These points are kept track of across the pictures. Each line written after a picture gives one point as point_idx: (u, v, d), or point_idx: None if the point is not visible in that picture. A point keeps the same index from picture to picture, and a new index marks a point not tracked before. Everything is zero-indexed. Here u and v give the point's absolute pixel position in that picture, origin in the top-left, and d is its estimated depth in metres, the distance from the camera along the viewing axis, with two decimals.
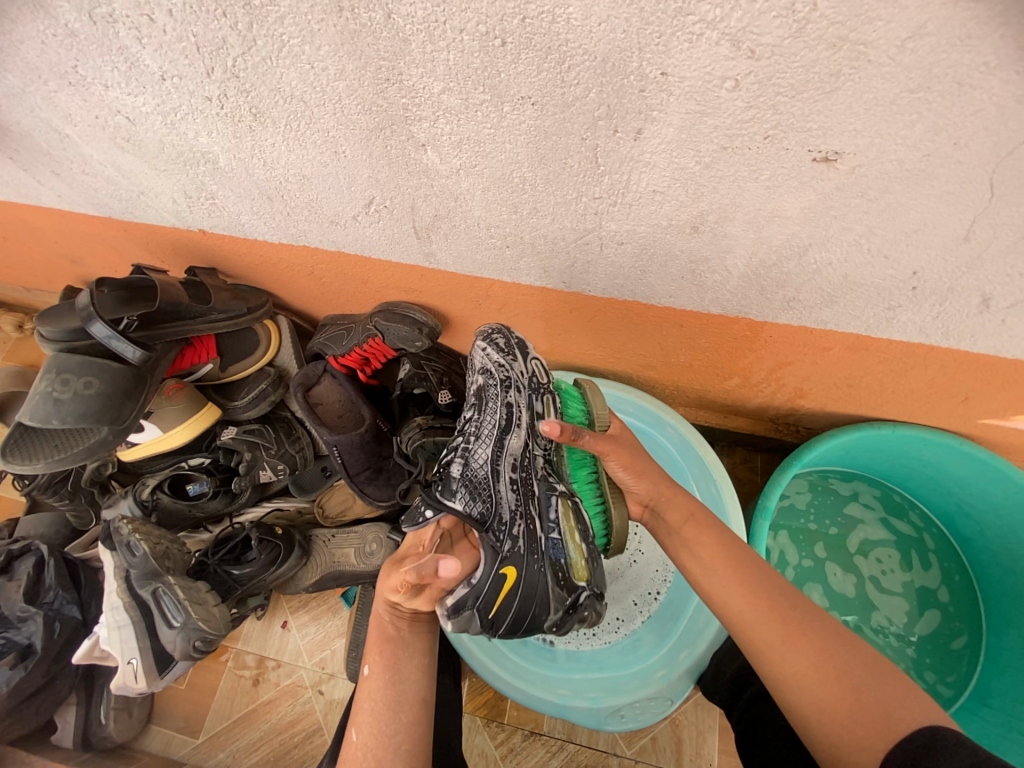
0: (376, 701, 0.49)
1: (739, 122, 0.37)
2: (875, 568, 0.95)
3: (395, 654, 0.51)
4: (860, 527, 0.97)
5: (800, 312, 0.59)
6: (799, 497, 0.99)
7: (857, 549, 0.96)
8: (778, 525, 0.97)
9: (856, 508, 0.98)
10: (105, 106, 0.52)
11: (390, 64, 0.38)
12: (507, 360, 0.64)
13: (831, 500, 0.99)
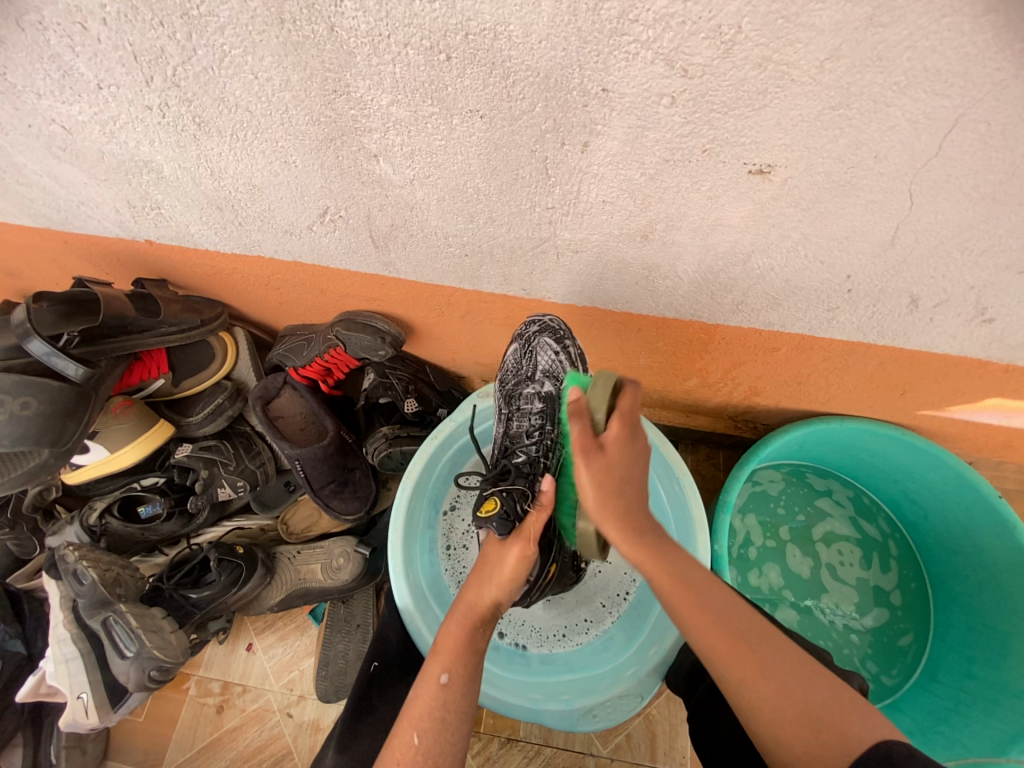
0: (448, 712, 0.48)
1: (679, 136, 0.39)
2: (835, 557, 0.98)
3: (472, 666, 0.52)
4: (825, 518, 1.01)
5: (749, 315, 0.62)
6: (772, 484, 1.03)
7: (820, 538, 0.99)
8: (746, 507, 1.01)
9: (825, 500, 1.02)
10: (37, 114, 0.50)
11: (337, 76, 0.38)
12: (578, 368, 0.70)
13: (801, 492, 1.02)
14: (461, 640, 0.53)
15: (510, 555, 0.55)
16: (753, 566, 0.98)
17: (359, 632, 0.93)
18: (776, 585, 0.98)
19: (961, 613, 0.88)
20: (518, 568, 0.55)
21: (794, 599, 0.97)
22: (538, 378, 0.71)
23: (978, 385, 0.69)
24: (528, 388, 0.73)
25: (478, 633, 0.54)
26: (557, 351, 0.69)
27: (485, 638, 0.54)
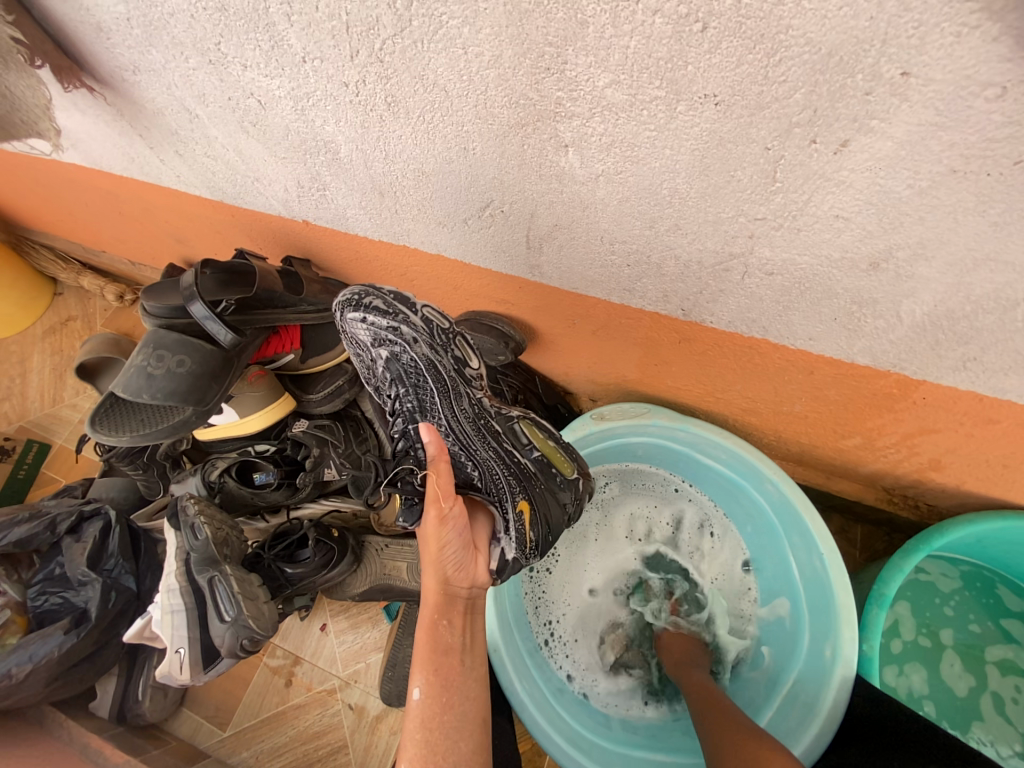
0: (430, 730, 0.51)
1: (990, 139, 0.29)
2: (1008, 690, 0.78)
3: (446, 671, 0.53)
4: (1007, 643, 0.81)
5: (977, 375, 0.49)
6: (941, 579, 0.85)
7: (995, 663, 0.80)
8: (900, 592, 0.84)
9: (1015, 623, 0.81)
10: (240, 88, 0.52)
11: (556, 51, 0.34)
12: (393, 320, 0.63)
13: (982, 600, 0.83)
14: (430, 643, 0.54)
15: (431, 516, 0.54)
16: (892, 661, 0.82)
17: None
18: (915, 691, 0.80)
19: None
20: (446, 530, 0.55)
21: (935, 715, 0.79)
22: (404, 338, 0.63)
23: None
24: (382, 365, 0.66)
25: (446, 626, 0.55)
26: (363, 314, 0.62)
27: (452, 629, 0.55)
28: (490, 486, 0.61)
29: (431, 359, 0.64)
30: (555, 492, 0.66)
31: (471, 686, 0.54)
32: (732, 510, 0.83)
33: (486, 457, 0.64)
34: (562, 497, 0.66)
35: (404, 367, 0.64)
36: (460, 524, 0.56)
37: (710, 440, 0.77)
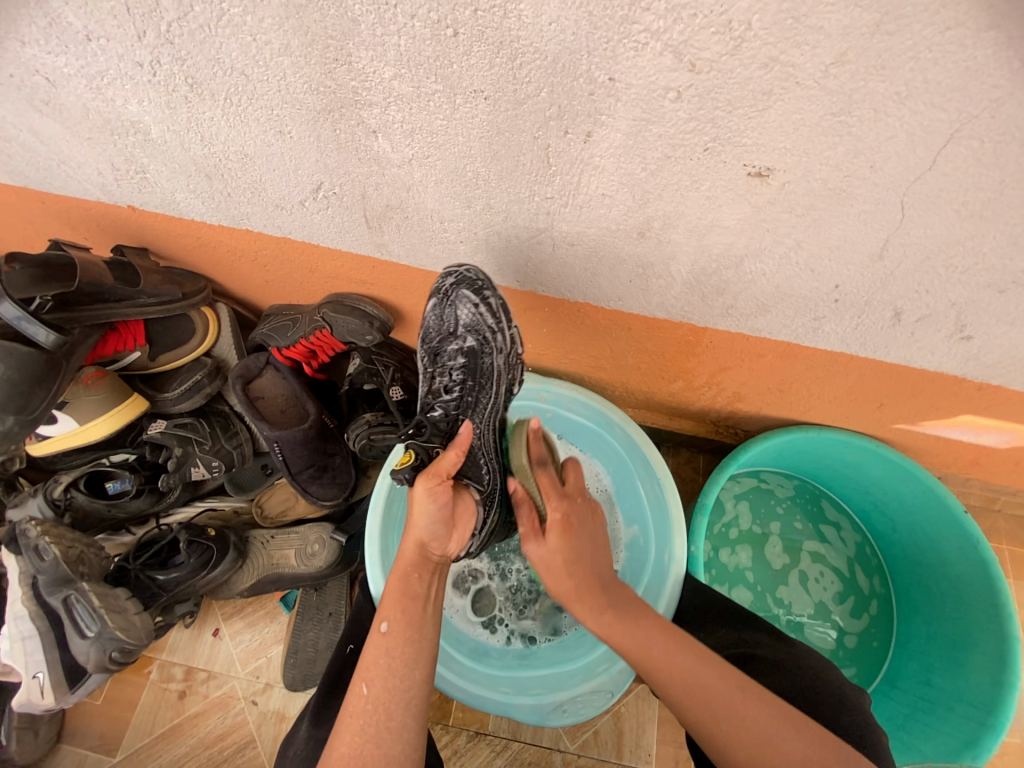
0: (393, 657, 0.51)
1: (682, 133, 0.39)
2: (812, 570, 1.00)
3: (412, 610, 0.54)
4: (820, 540, 1.02)
5: (738, 319, 0.62)
6: (780, 487, 1.05)
7: (808, 553, 1.01)
8: (745, 494, 1.04)
9: (830, 527, 1.03)
10: (19, 64, 0.47)
11: (339, 44, 0.37)
12: (499, 328, 0.65)
13: (808, 507, 1.04)
14: (401, 589, 0.54)
15: (420, 488, 0.56)
16: (728, 543, 1.01)
17: (330, 621, 0.91)
18: (741, 564, 1.00)
19: (918, 665, 0.90)
20: (425, 503, 0.56)
21: (752, 582, 0.99)
22: (496, 345, 0.67)
23: (954, 402, 0.71)
24: (452, 344, 0.67)
25: (416, 576, 0.56)
26: (477, 305, 0.62)
27: (422, 580, 0.56)
28: (491, 489, 0.67)
29: (504, 371, 0.68)
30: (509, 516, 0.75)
31: (431, 630, 0.54)
32: (597, 452, 0.94)
33: (496, 470, 0.69)
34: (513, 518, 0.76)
35: (479, 366, 0.67)
36: (444, 498, 0.57)
37: (570, 394, 0.86)
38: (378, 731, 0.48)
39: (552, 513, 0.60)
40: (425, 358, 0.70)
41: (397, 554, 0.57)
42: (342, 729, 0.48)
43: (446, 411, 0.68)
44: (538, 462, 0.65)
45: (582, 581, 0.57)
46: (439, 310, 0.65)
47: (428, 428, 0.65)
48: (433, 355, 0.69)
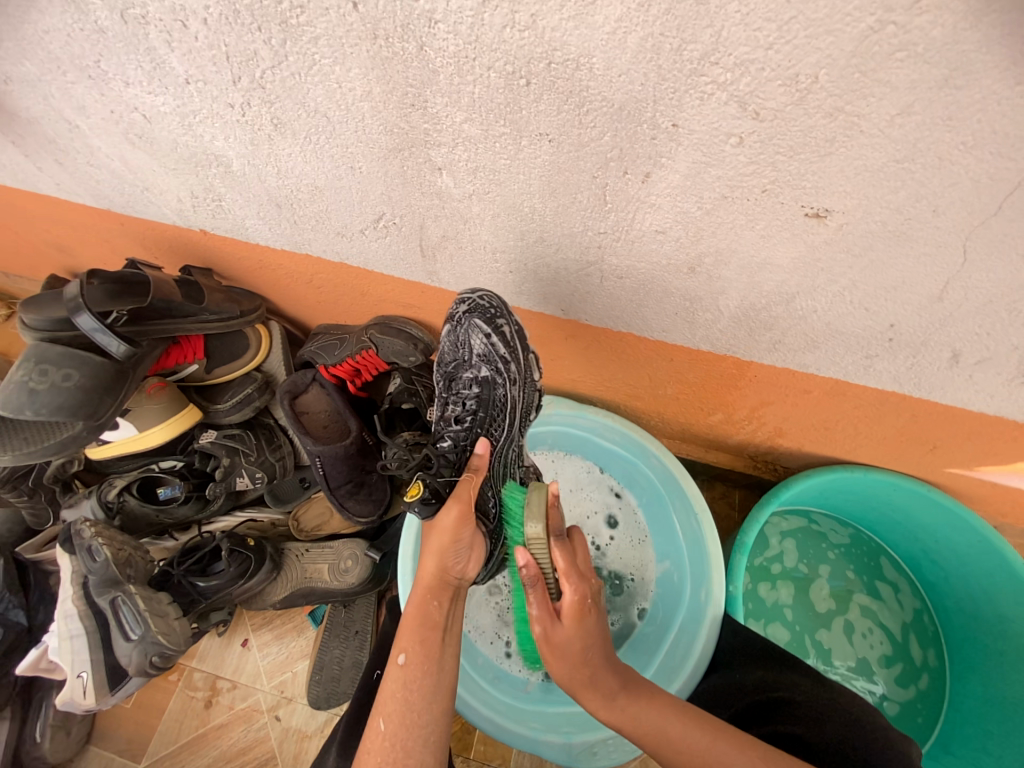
0: (410, 691, 0.51)
1: (741, 175, 0.40)
2: (860, 624, 0.95)
3: (431, 643, 0.53)
4: (872, 596, 0.97)
5: (785, 355, 0.62)
6: (834, 532, 1.01)
7: (858, 604, 0.96)
8: (792, 532, 1.00)
9: (886, 585, 0.97)
10: (125, 103, 0.52)
11: (417, 91, 0.40)
12: (511, 357, 0.66)
13: (862, 557, 0.99)
14: (421, 616, 0.55)
15: (450, 515, 0.57)
16: (769, 579, 0.97)
17: (356, 639, 0.91)
18: (780, 601, 0.96)
19: (975, 731, 0.83)
20: (461, 530, 0.57)
21: (790, 621, 0.95)
22: (508, 374, 0.68)
23: (1014, 447, 0.67)
24: (466, 372, 0.69)
25: (436, 605, 0.56)
26: (489, 333, 0.63)
27: (442, 609, 0.55)
28: (499, 523, 0.67)
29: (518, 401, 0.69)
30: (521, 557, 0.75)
31: (448, 662, 0.53)
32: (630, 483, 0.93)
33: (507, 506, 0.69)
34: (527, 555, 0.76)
35: (492, 397, 0.68)
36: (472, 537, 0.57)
37: (606, 423, 0.86)
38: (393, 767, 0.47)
39: (569, 593, 0.52)
40: (442, 382, 0.73)
41: (416, 577, 0.58)
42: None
43: (456, 441, 0.68)
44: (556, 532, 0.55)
45: (592, 672, 0.52)
46: (456, 337, 0.67)
47: (440, 459, 0.65)
48: (448, 381, 0.72)
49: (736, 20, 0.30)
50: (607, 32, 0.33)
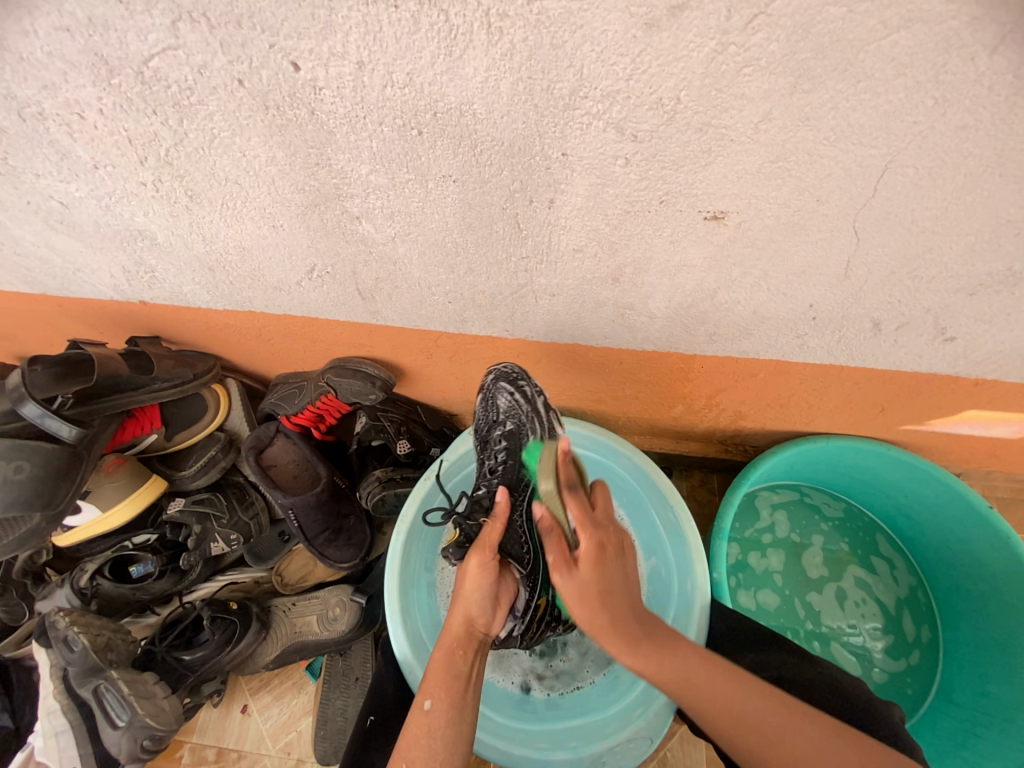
0: (433, 739, 0.51)
1: (637, 190, 0.42)
2: (853, 593, 0.97)
3: (454, 690, 0.53)
4: (867, 570, 0.98)
5: (724, 345, 0.64)
6: (828, 506, 1.02)
7: (851, 575, 0.98)
8: (783, 503, 1.02)
9: (881, 560, 0.99)
10: (38, 193, 0.53)
11: (318, 151, 0.42)
12: (534, 411, 0.73)
13: (858, 532, 1.01)
14: (445, 663, 0.54)
15: (472, 566, 0.57)
16: (761, 549, 0.99)
17: (357, 686, 0.90)
18: (771, 568, 0.98)
19: (971, 675, 0.85)
20: (479, 579, 0.57)
21: (781, 585, 0.97)
22: (540, 422, 0.73)
23: (953, 399, 0.71)
24: (497, 429, 0.75)
25: (455, 655, 0.55)
26: (512, 391, 0.72)
27: (462, 658, 0.55)
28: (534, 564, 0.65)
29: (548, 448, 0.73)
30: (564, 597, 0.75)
31: (470, 711, 0.53)
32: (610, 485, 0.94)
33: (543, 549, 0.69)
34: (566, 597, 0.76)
35: (523, 446, 0.73)
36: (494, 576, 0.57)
37: (572, 430, 0.88)
38: None
39: (585, 542, 0.53)
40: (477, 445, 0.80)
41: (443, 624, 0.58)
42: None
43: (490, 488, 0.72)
44: (567, 484, 0.57)
45: (617, 614, 0.52)
46: (485, 401, 0.75)
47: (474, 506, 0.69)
48: (482, 443, 0.79)
49: (593, 58, 0.32)
50: (481, 80, 0.34)
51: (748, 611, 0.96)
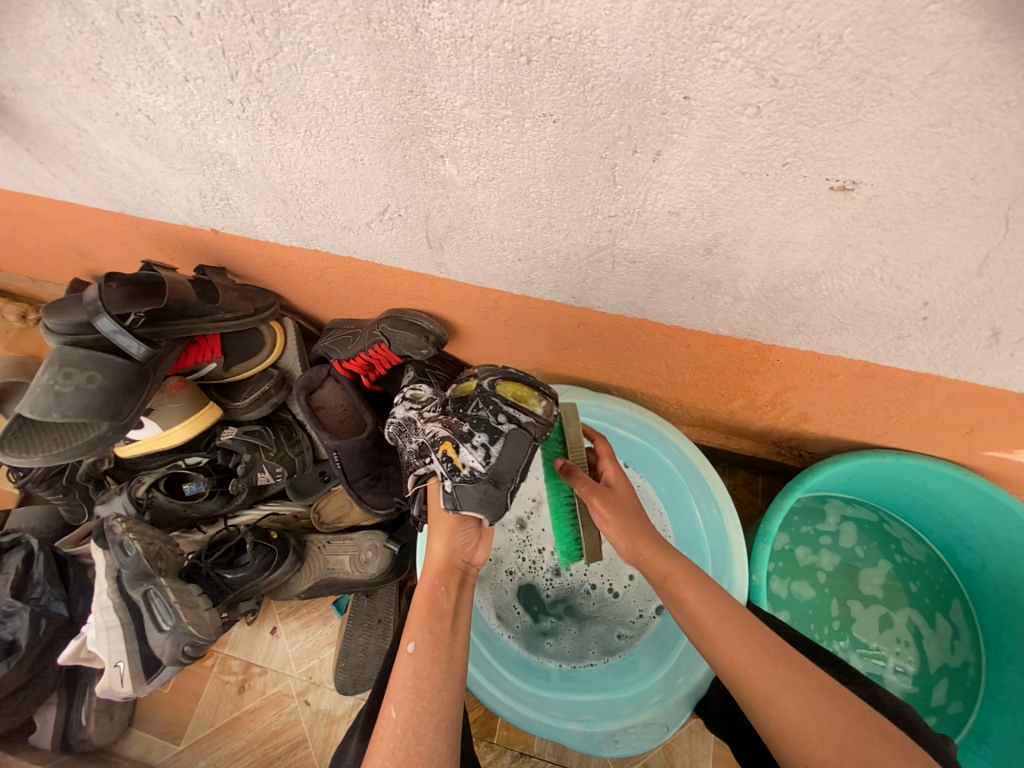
0: (419, 679, 0.55)
1: (758, 148, 0.37)
2: (897, 628, 0.92)
3: (438, 629, 0.59)
4: (925, 619, 0.92)
5: (809, 337, 0.59)
6: (908, 542, 0.94)
7: (905, 612, 0.92)
8: (855, 516, 0.96)
9: (946, 620, 0.91)
10: (126, 104, 0.52)
11: (415, 76, 0.39)
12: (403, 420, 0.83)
13: (931, 576, 0.93)
14: (426, 604, 0.61)
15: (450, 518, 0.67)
16: (814, 547, 0.95)
17: (379, 628, 0.93)
18: (819, 565, 0.94)
19: (1012, 722, 0.80)
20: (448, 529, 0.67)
21: (822, 583, 0.94)
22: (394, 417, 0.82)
23: None
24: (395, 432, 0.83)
25: (443, 593, 0.62)
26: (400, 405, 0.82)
27: (448, 597, 0.62)
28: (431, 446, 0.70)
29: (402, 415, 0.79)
30: (485, 419, 0.69)
31: (459, 650, 0.58)
32: (651, 473, 0.92)
33: (437, 428, 0.71)
34: (495, 417, 0.69)
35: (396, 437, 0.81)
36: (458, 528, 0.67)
37: (622, 411, 0.84)
38: (407, 751, 0.51)
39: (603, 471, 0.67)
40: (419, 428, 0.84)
41: (426, 566, 0.65)
42: (376, 755, 0.51)
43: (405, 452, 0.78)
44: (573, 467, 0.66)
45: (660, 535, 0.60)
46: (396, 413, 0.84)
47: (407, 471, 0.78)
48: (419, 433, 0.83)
49: None
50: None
51: (778, 597, 0.93)
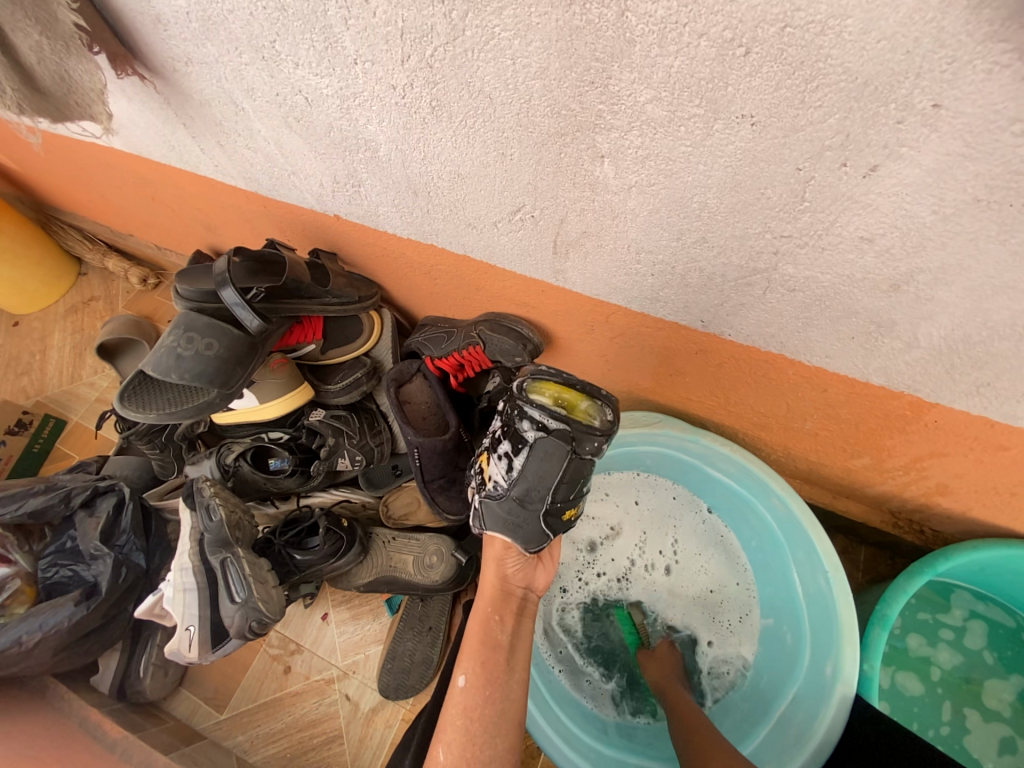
0: (470, 721, 0.53)
1: (1014, 171, 0.31)
2: None
3: (490, 666, 0.56)
4: None
5: (988, 400, 0.50)
6: None
7: None
8: (986, 615, 0.82)
9: None
10: (289, 85, 0.54)
11: (602, 66, 0.36)
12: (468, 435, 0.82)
13: None
14: (481, 633, 0.58)
15: (492, 541, 0.66)
16: (930, 638, 0.82)
17: (429, 635, 0.91)
18: (932, 659, 0.81)
19: None
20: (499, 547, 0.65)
21: (933, 681, 0.81)
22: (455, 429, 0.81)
23: None
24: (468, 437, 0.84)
25: (497, 622, 0.60)
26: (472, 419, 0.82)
27: (502, 627, 0.59)
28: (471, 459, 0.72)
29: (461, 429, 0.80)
30: (514, 430, 0.66)
31: (515, 689, 0.56)
32: (743, 524, 0.84)
33: (479, 441, 0.72)
34: (523, 428, 0.65)
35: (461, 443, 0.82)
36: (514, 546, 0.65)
37: (721, 452, 0.76)
38: None
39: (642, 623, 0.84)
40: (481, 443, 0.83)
41: (478, 592, 0.63)
42: None
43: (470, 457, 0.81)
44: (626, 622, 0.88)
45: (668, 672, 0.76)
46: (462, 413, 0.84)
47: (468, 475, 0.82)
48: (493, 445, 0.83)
49: None
50: None
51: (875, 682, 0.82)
